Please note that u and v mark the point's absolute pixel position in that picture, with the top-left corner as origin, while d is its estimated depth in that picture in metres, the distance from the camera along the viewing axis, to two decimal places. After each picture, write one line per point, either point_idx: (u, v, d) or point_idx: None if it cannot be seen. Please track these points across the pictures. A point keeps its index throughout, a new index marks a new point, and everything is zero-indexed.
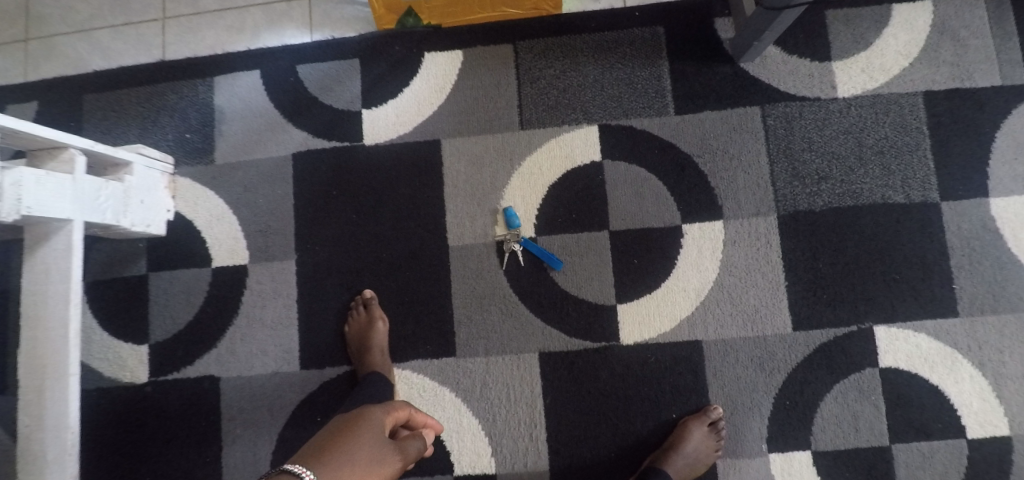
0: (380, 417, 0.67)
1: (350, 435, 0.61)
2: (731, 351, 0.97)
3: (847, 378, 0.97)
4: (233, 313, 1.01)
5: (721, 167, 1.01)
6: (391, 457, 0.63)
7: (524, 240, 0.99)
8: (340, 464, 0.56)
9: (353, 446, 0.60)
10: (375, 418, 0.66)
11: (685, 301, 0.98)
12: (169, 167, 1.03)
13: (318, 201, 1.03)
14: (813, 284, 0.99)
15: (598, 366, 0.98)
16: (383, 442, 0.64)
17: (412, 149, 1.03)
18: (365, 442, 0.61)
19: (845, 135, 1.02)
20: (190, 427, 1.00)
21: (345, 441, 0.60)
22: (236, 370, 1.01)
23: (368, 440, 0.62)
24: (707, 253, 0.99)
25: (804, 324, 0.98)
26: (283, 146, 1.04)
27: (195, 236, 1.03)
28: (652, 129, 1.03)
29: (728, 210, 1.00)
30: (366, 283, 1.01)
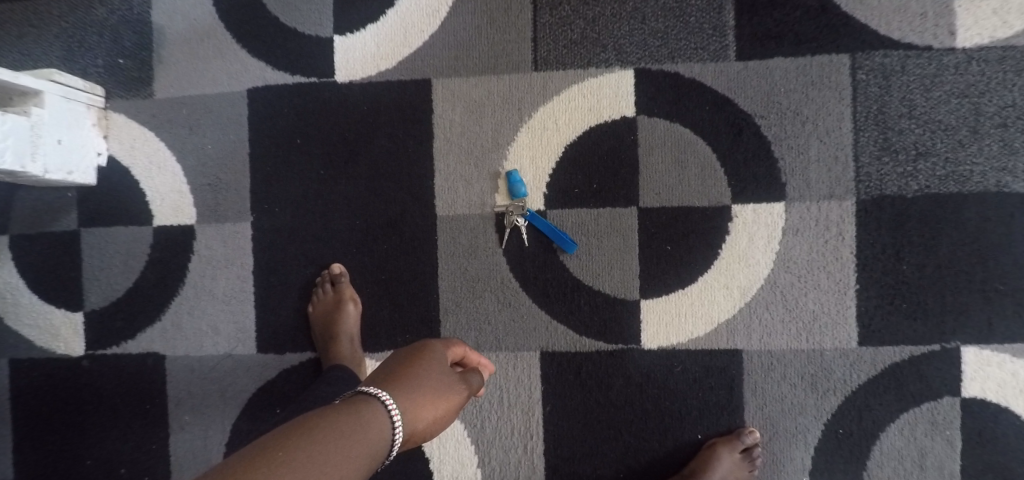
0: (445, 343, 0.62)
1: (418, 360, 0.57)
2: (777, 365, 0.79)
3: (918, 406, 0.78)
4: (179, 282, 0.85)
5: (789, 134, 0.79)
6: (459, 385, 0.58)
7: (529, 213, 0.79)
8: (414, 389, 0.53)
9: (424, 371, 0.56)
10: (440, 344, 0.62)
11: (726, 301, 0.79)
12: (97, 102, 0.85)
13: (280, 152, 0.83)
14: (891, 290, 0.78)
15: (612, 372, 0.80)
16: (452, 368, 0.59)
17: (396, 90, 0.82)
18: (435, 368, 0.57)
19: (959, 98, 0.78)
20: (131, 410, 0.86)
21: (414, 366, 0.56)
22: (183, 348, 0.85)
23: (437, 366, 0.58)
24: (760, 243, 0.79)
25: (871, 338, 0.79)
26: (236, 80, 0.84)
27: (133, 186, 0.85)
28: (703, 77, 0.79)
29: (793, 190, 0.79)
30: (335, 255, 0.82)
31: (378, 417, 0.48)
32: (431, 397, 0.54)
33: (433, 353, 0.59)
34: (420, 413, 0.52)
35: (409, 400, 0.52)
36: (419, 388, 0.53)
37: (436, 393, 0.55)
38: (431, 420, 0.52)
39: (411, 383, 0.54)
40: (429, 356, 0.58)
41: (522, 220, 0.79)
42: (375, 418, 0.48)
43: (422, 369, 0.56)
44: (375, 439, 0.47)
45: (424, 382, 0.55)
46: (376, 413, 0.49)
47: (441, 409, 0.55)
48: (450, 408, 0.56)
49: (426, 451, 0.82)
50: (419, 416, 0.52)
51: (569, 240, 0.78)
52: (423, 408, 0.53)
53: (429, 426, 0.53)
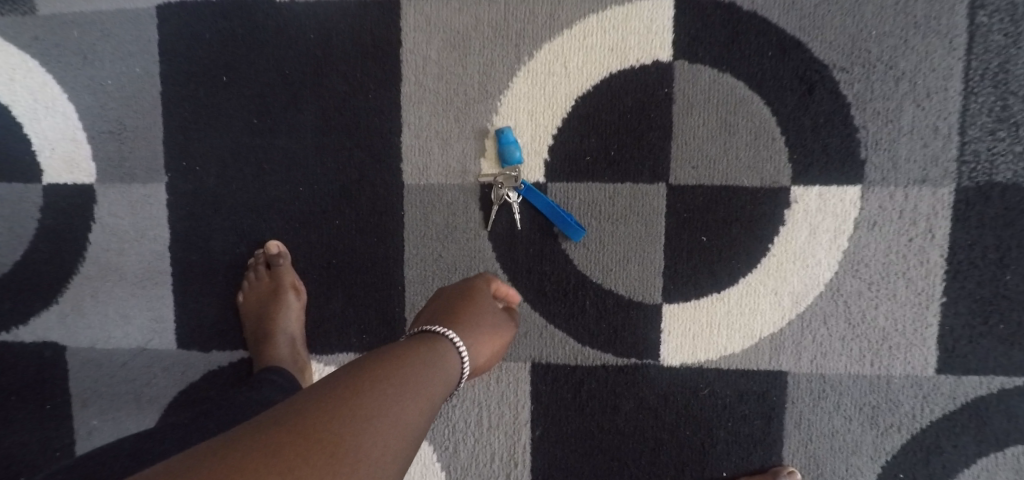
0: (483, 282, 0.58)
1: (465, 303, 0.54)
2: (830, 394, 0.62)
3: (1002, 451, 0.62)
4: (77, 255, 0.67)
5: (876, 94, 0.59)
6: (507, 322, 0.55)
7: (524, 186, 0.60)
8: (474, 331, 0.50)
9: (476, 314, 0.52)
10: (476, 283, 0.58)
11: (772, 310, 0.61)
12: None
13: (201, 92, 0.63)
14: (987, 305, 0.61)
15: (619, 392, 0.63)
16: (495, 306, 0.56)
17: (352, 13, 0.61)
18: (483, 308, 0.54)
19: None
20: (24, 412, 0.69)
21: (465, 309, 0.53)
22: (86, 338, 0.68)
23: (485, 308, 0.54)
24: (825, 237, 0.60)
25: (953, 365, 0.62)
26: None
27: (14, 131, 0.66)
28: (766, 10, 0.59)
29: (873, 170, 0.59)
30: (273, 229, 0.64)
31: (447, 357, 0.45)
32: (487, 337, 0.52)
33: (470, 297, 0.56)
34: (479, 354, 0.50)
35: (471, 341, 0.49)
36: (478, 331, 0.51)
37: (489, 335, 0.52)
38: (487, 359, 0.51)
39: (471, 325, 0.51)
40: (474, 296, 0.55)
41: (513, 195, 0.60)
42: (447, 360, 0.45)
43: (471, 311, 0.52)
44: (451, 375, 0.44)
45: (477, 323, 0.51)
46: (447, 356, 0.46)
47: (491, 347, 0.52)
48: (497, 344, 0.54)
49: None
50: (478, 356, 0.50)
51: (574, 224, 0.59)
52: (480, 350, 0.50)
53: (486, 362, 0.51)
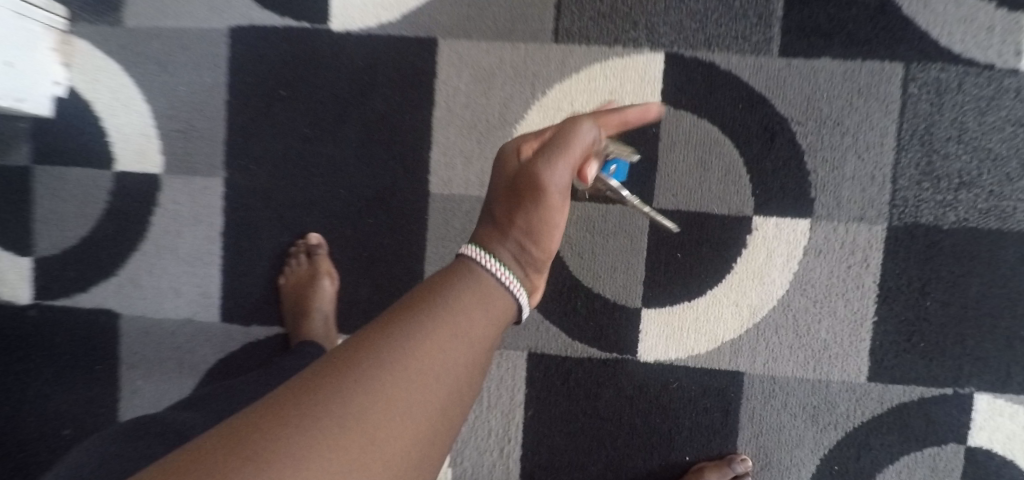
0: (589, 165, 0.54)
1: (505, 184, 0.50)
2: (779, 393, 0.74)
3: (920, 450, 0.74)
4: (139, 235, 0.77)
5: (826, 144, 0.72)
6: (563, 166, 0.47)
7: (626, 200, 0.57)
8: (503, 237, 0.48)
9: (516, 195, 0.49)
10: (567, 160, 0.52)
11: (733, 320, 0.73)
12: (61, 24, 0.74)
13: (260, 101, 0.74)
14: (910, 326, 0.73)
15: (601, 382, 0.75)
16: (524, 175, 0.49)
17: (396, 46, 0.73)
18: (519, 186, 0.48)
19: (1013, 127, 0.71)
20: (78, 369, 0.79)
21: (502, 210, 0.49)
22: (139, 308, 0.78)
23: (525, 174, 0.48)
24: (779, 260, 0.72)
25: (883, 375, 0.74)
26: (216, 14, 0.73)
27: (93, 125, 0.76)
28: (740, 71, 0.71)
29: (822, 206, 0.72)
30: (314, 223, 0.75)
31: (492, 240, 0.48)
32: (519, 223, 0.48)
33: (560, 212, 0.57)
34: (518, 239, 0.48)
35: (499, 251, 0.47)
36: (508, 230, 0.48)
37: (523, 220, 0.48)
38: (528, 235, 0.48)
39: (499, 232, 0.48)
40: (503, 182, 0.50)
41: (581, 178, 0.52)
42: (480, 306, 0.43)
43: (504, 205, 0.49)
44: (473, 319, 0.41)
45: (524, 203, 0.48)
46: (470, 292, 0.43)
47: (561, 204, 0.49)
48: (567, 187, 0.49)
49: None
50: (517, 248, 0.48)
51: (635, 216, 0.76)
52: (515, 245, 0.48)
53: (534, 236, 0.48)
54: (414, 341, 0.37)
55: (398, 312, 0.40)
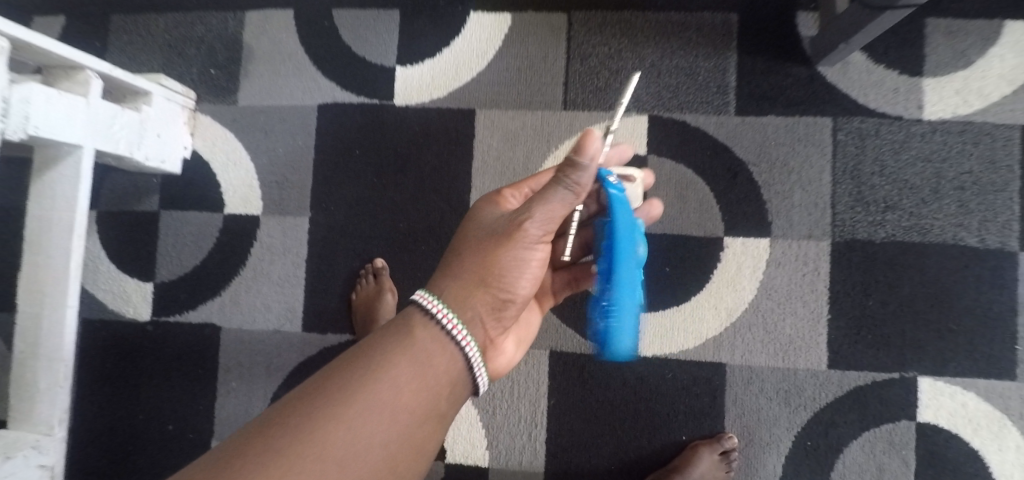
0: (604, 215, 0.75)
1: (483, 241, 0.63)
2: (755, 380, 0.91)
3: (878, 427, 0.90)
4: (241, 263, 0.98)
5: (777, 180, 0.92)
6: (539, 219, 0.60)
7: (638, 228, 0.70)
8: (460, 279, 0.62)
9: (494, 249, 0.62)
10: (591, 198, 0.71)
11: (713, 320, 0.92)
12: (190, 103, 0.98)
13: (338, 158, 0.96)
14: (858, 322, 0.90)
15: (610, 375, 0.93)
16: (495, 230, 0.63)
17: (443, 115, 0.96)
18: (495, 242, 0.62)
19: (924, 163, 0.90)
20: (184, 373, 0.97)
21: (468, 255, 0.63)
22: (237, 322, 0.97)
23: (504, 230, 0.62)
24: (747, 271, 0.92)
25: (840, 363, 0.90)
26: (308, 95, 0.97)
27: (210, 178, 0.98)
28: (707, 127, 0.93)
29: (778, 228, 0.92)
30: (379, 251, 0.95)
31: (465, 296, 0.61)
32: (476, 270, 0.61)
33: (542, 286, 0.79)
34: (473, 286, 0.61)
35: (450, 299, 0.60)
36: (468, 274, 0.62)
37: (477, 271, 0.61)
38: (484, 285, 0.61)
39: (456, 275, 0.62)
40: (477, 234, 0.64)
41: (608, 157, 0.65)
42: (411, 358, 0.55)
43: (468, 252, 0.63)
44: (405, 369, 0.54)
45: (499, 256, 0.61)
46: (406, 346, 0.55)
47: (533, 255, 0.63)
48: (535, 240, 0.62)
49: None
50: (467, 299, 0.60)
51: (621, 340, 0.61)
52: (467, 294, 0.61)
53: (486, 288, 0.61)
54: (345, 387, 0.51)
55: (344, 367, 0.53)
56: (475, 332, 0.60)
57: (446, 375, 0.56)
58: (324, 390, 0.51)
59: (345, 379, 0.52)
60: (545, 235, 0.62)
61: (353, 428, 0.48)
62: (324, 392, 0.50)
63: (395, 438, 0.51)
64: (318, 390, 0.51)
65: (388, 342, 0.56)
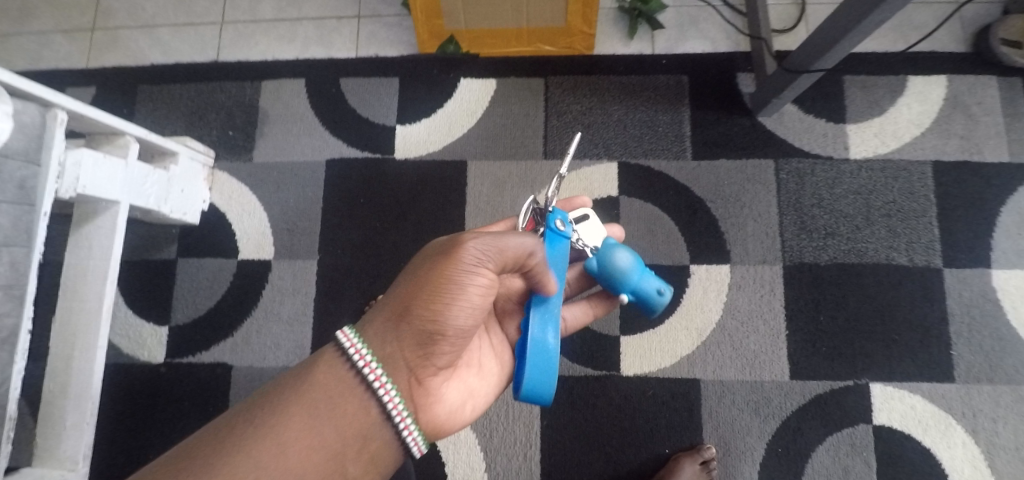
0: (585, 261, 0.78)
1: (413, 275, 0.62)
2: (727, 393, 1.01)
3: (840, 431, 0.99)
4: (253, 304, 1.06)
5: (732, 214, 1.06)
6: (479, 248, 0.60)
7: (607, 256, 0.74)
8: (382, 316, 0.62)
9: (422, 284, 0.61)
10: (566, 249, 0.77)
11: (686, 340, 1.03)
12: (209, 161, 1.09)
13: (344, 206, 1.07)
14: (813, 336, 1.02)
15: (596, 394, 1.02)
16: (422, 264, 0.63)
17: (438, 166, 1.08)
18: (423, 274, 0.61)
19: (855, 195, 1.05)
20: (195, 413, 1.02)
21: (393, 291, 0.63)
22: (248, 360, 1.03)
23: (434, 260, 0.61)
24: (712, 294, 1.04)
25: (801, 374, 1.01)
26: (317, 151, 1.09)
27: (226, 228, 1.08)
28: (668, 170, 1.07)
29: (736, 255, 1.04)
30: (381, 289, 1.04)
31: (389, 330, 0.61)
32: (397, 306, 0.62)
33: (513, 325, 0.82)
34: (393, 324, 0.61)
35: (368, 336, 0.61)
36: (389, 311, 0.62)
37: (397, 308, 0.61)
38: (401, 322, 0.61)
39: (380, 311, 0.63)
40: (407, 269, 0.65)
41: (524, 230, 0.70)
42: (320, 391, 0.59)
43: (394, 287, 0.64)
44: (315, 401, 0.58)
45: (428, 291, 0.60)
46: (319, 380, 0.59)
47: (461, 293, 0.60)
48: (457, 278, 0.60)
49: (443, 455, 1.01)
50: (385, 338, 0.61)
51: (529, 384, 0.65)
52: (386, 333, 0.61)
53: (404, 326, 0.61)
54: (259, 419, 0.56)
55: (261, 401, 0.58)
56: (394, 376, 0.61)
57: (356, 408, 0.59)
58: (240, 420, 0.56)
59: (261, 413, 0.57)
60: (469, 272, 0.60)
61: (260, 456, 0.53)
62: (239, 423, 0.56)
63: (302, 465, 0.55)
64: (235, 421, 0.56)
65: (303, 374, 0.60)
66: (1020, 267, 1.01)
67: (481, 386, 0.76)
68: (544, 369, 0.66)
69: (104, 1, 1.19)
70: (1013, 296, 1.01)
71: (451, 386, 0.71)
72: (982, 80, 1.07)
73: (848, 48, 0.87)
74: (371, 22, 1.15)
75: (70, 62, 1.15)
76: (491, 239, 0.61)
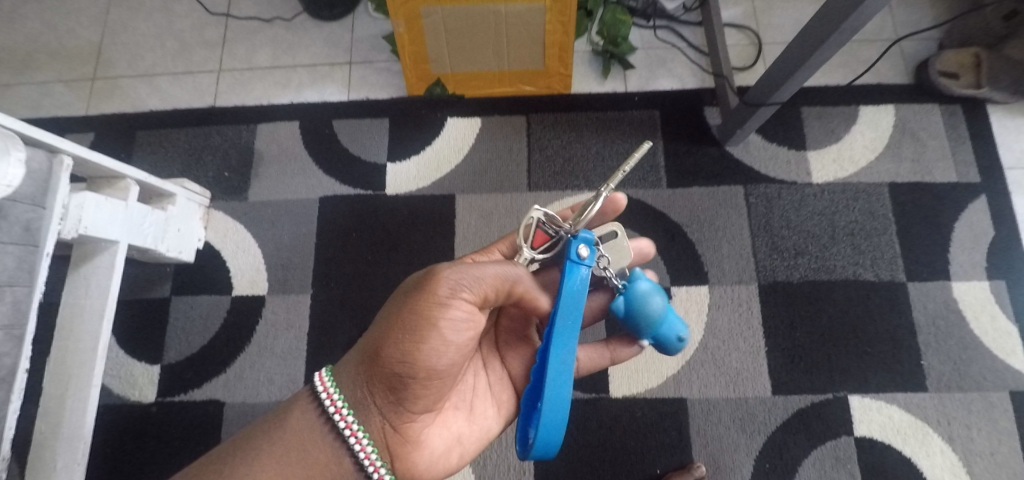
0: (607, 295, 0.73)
1: (389, 313, 0.63)
2: (713, 411, 1.03)
3: (824, 444, 1.02)
4: (246, 340, 1.07)
5: (707, 237, 1.12)
6: (449, 287, 0.59)
7: (639, 298, 0.68)
8: (360, 356, 0.64)
9: (392, 323, 0.61)
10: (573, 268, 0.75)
11: (671, 360, 1.06)
12: (205, 201, 1.12)
13: (337, 241, 1.11)
14: (791, 352, 1.06)
15: (587, 417, 1.04)
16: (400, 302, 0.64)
17: (427, 200, 1.13)
18: (394, 314, 0.61)
19: (820, 217, 1.12)
20: (186, 452, 1.01)
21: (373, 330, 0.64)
22: (240, 396, 1.04)
23: (406, 300, 0.61)
24: (693, 315, 1.08)
25: (782, 389, 1.04)
26: (311, 189, 1.14)
27: (221, 265, 1.11)
28: (646, 198, 1.14)
29: (713, 276, 1.10)
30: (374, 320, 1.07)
31: (363, 372, 0.63)
32: (371, 345, 0.62)
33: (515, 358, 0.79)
34: (367, 364, 0.62)
35: (344, 378, 0.64)
36: (365, 350, 0.63)
37: (371, 347, 0.62)
38: (373, 362, 0.62)
39: (359, 351, 0.64)
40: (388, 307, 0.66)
41: (535, 253, 0.71)
42: (292, 434, 0.60)
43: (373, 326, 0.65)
44: (286, 443, 0.59)
45: (396, 331, 0.59)
46: (293, 423, 0.61)
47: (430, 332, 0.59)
48: (423, 315, 0.59)
49: None
50: (359, 379, 0.63)
51: (540, 441, 0.62)
52: (361, 375, 0.63)
53: (375, 366, 0.61)
54: (234, 457, 0.58)
55: (241, 440, 0.61)
56: (363, 416, 0.62)
57: (325, 455, 0.60)
58: (221, 455, 0.59)
59: (237, 451, 0.59)
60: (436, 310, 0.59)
61: None
62: (218, 459, 0.59)
63: None
64: (216, 456, 0.59)
65: (281, 417, 0.62)
66: (976, 278, 1.08)
67: (472, 432, 0.73)
68: (554, 423, 0.63)
69: (104, 52, 1.25)
70: (973, 306, 1.07)
71: (438, 433, 0.69)
72: (925, 109, 1.17)
73: (801, 83, 0.95)
74: (361, 67, 1.23)
75: (70, 109, 1.20)
76: (462, 274, 0.61)
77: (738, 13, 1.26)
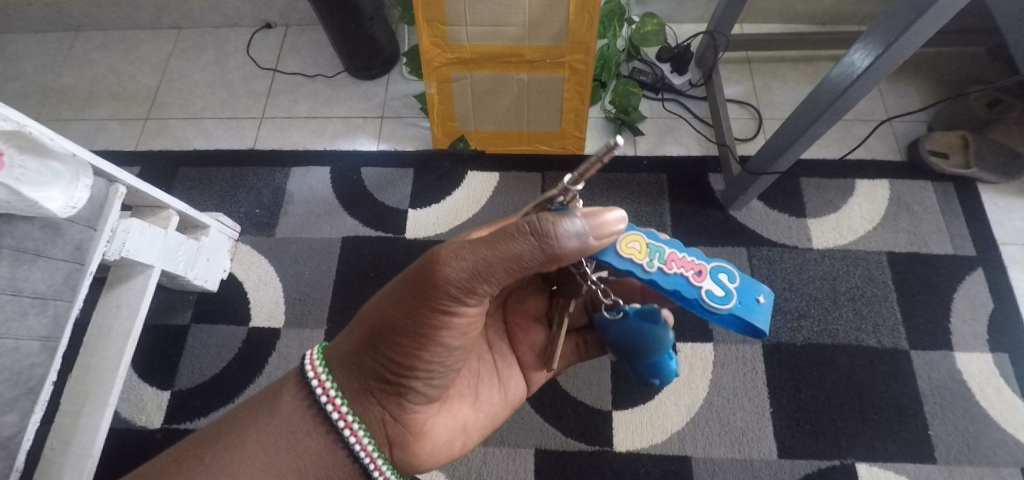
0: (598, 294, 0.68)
1: (388, 296, 0.61)
2: (718, 471, 1.02)
3: None
4: (257, 371, 1.09)
5: None
6: (451, 268, 0.55)
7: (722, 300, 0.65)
8: (359, 337, 0.63)
9: (397, 309, 0.59)
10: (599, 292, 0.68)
11: (676, 415, 1.06)
12: (235, 234, 1.19)
13: (355, 280, 1.15)
14: (796, 414, 1.06)
15: (590, 470, 1.03)
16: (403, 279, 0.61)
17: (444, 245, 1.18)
18: (396, 301, 0.60)
19: (822, 281, 1.16)
20: None
21: (368, 313, 0.64)
22: None
23: (406, 286, 0.59)
24: (698, 371, 1.10)
25: (789, 453, 1.03)
26: (335, 230, 1.20)
27: (241, 296, 1.15)
28: None
29: (717, 334, 1.12)
30: None
31: (360, 364, 0.63)
32: (370, 333, 0.62)
33: (529, 356, 0.82)
34: (367, 351, 0.62)
35: (341, 365, 0.64)
36: (364, 335, 0.63)
37: (370, 334, 0.62)
38: (373, 348, 0.62)
39: (356, 335, 0.64)
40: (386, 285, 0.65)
41: None
42: (281, 419, 0.61)
43: (369, 309, 0.64)
44: (276, 427, 0.61)
45: (398, 321, 0.59)
46: (283, 406, 0.62)
47: (436, 319, 0.58)
48: (433, 302, 0.57)
49: None
50: (357, 368, 0.63)
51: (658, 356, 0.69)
52: (359, 361, 0.63)
53: (376, 355, 0.62)
54: (229, 437, 0.60)
55: (236, 417, 0.63)
56: (362, 405, 0.63)
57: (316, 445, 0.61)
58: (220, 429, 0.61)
59: (233, 427, 0.61)
60: (443, 297, 0.56)
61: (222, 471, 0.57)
62: (216, 434, 0.61)
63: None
64: (217, 428, 0.62)
65: (272, 395, 0.63)
66: (978, 350, 1.09)
67: (476, 419, 0.74)
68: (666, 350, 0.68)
69: (159, 96, 1.37)
70: (977, 377, 1.07)
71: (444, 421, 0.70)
72: (918, 186, 1.24)
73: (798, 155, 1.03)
74: (391, 122, 1.33)
75: (121, 144, 1.30)
76: (471, 259, 0.55)
77: (740, 91, 1.37)
